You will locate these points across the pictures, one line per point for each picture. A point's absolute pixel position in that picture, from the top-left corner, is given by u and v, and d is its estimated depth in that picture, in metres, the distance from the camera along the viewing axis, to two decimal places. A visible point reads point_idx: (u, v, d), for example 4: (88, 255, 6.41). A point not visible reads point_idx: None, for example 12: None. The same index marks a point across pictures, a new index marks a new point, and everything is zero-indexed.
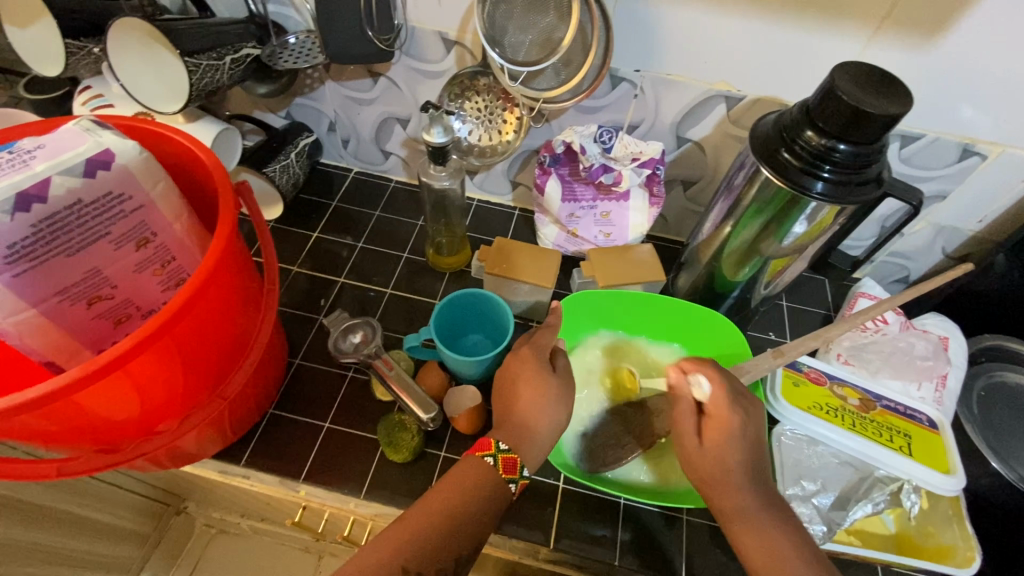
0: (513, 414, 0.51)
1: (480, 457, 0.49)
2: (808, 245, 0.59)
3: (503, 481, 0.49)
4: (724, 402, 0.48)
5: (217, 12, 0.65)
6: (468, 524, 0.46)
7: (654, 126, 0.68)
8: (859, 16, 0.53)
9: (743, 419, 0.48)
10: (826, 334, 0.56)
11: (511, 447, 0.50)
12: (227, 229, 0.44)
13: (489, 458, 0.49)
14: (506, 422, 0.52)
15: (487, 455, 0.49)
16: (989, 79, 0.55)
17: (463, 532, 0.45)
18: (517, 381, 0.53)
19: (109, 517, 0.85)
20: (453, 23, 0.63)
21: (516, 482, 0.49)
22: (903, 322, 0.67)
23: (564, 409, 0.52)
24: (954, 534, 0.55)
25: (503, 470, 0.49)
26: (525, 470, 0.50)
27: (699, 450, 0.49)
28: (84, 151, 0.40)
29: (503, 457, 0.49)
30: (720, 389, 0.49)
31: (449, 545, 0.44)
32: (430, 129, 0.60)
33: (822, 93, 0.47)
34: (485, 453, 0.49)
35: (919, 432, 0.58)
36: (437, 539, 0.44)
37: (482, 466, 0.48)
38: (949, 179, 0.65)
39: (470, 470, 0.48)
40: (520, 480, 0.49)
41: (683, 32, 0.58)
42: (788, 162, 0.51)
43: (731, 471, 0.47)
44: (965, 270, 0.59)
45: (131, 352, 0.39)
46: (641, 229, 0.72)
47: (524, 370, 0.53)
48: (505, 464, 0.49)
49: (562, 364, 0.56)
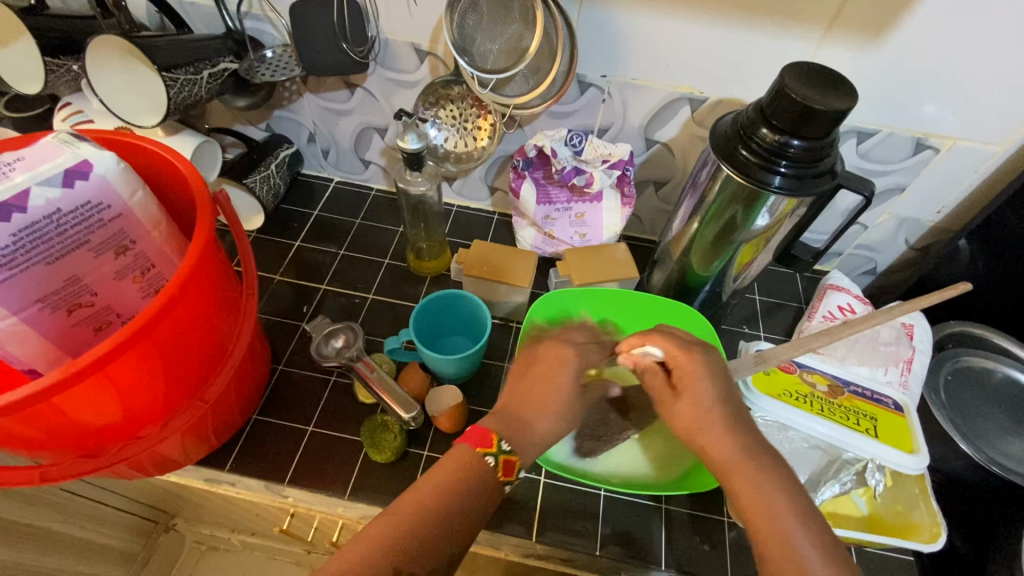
0: (509, 408, 0.50)
1: (480, 454, 0.45)
2: (772, 236, 0.61)
3: (499, 482, 0.46)
4: (680, 353, 0.48)
5: (195, 29, 0.68)
6: (463, 521, 0.44)
7: (623, 129, 0.71)
8: (809, 19, 0.56)
9: (704, 358, 0.48)
10: (803, 343, 0.53)
11: (513, 448, 0.47)
12: (205, 235, 0.46)
13: (490, 457, 0.45)
14: (500, 415, 0.49)
15: (488, 454, 0.46)
16: (934, 76, 0.58)
17: (456, 531, 0.43)
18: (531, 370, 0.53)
19: (97, 535, 0.84)
20: (425, 35, 0.65)
21: (513, 483, 0.47)
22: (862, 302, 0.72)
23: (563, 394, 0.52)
24: (922, 511, 0.57)
25: (502, 471, 0.46)
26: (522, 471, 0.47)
27: (673, 401, 0.48)
28: (62, 162, 0.42)
29: (504, 458, 0.46)
30: (672, 344, 0.49)
31: (442, 542, 0.42)
32: (405, 136, 0.62)
33: (774, 92, 0.49)
34: (486, 452, 0.46)
35: (885, 414, 0.60)
36: (429, 535, 0.42)
37: (481, 465, 0.45)
38: (906, 171, 0.68)
39: (469, 466, 0.45)
40: (516, 482, 0.47)
41: (645, 37, 0.61)
42: (746, 159, 0.53)
43: (704, 422, 0.46)
44: (969, 287, 0.51)
45: (109, 355, 0.40)
46: (614, 229, 0.75)
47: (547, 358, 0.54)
48: (505, 465, 0.46)
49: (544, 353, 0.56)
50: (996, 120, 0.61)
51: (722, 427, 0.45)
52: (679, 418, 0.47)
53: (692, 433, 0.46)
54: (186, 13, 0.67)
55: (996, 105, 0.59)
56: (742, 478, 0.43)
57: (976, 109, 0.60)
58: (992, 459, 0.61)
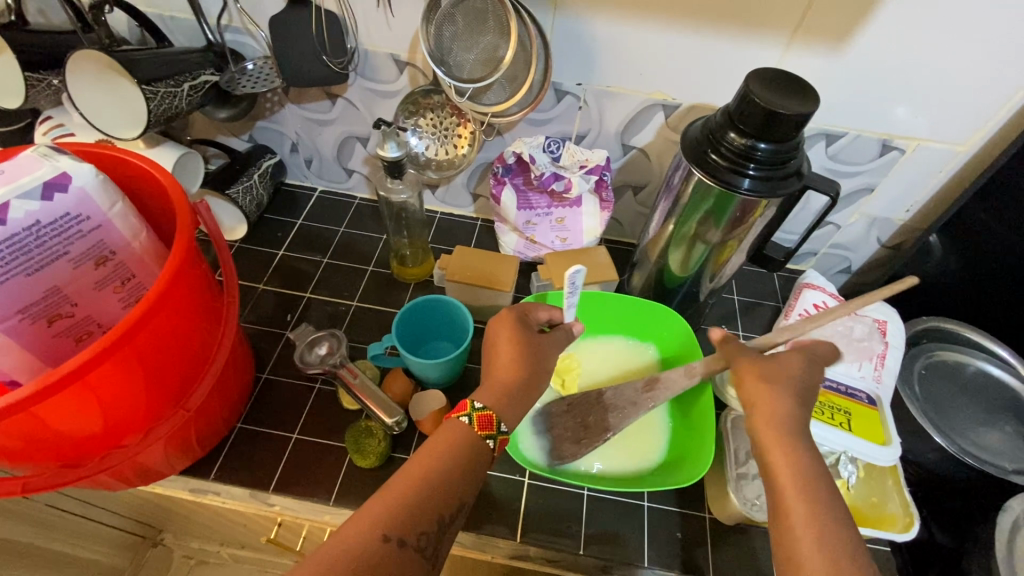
0: (490, 377, 0.53)
1: (455, 417, 0.49)
2: (745, 236, 0.63)
3: (480, 438, 0.48)
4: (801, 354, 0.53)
5: (175, 43, 0.69)
6: (448, 488, 0.44)
7: (600, 135, 0.72)
8: (773, 27, 0.58)
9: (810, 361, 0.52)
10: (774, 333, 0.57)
11: (487, 406, 0.49)
12: (185, 244, 0.46)
13: (464, 417, 0.48)
14: (485, 387, 0.52)
15: (462, 415, 0.48)
16: (896, 80, 0.60)
17: (443, 498, 0.44)
18: (495, 348, 0.55)
19: (82, 552, 0.83)
20: (403, 46, 0.66)
21: (494, 438, 0.48)
22: (832, 296, 0.75)
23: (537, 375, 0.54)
24: (896, 503, 0.59)
25: (478, 427, 0.48)
26: (502, 426, 0.49)
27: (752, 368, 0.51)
28: (40, 175, 0.42)
29: (478, 415, 0.48)
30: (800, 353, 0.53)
31: (431, 509, 0.43)
32: (385, 144, 0.63)
33: (740, 98, 0.51)
34: (460, 413, 0.49)
35: (858, 408, 0.62)
36: (418, 505, 0.43)
37: (458, 427, 0.48)
38: (875, 172, 0.70)
39: (448, 432, 0.47)
40: (499, 437, 0.48)
41: (617, 46, 0.62)
42: (716, 162, 0.55)
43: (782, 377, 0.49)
44: (915, 282, 0.53)
45: (89, 364, 0.40)
46: (594, 232, 0.76)
47: (500, 333, 0.55)
48: (480, 421, 0.48)
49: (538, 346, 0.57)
50: (956, 120, 0.63)
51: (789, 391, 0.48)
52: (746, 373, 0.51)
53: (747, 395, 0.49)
54: (167, 27, 0.68)
55: (954, 106, 0.62)
56: (773, 434, 0.46)
57: (937, 110, 0.62)
58: (965, 449, 0.62)
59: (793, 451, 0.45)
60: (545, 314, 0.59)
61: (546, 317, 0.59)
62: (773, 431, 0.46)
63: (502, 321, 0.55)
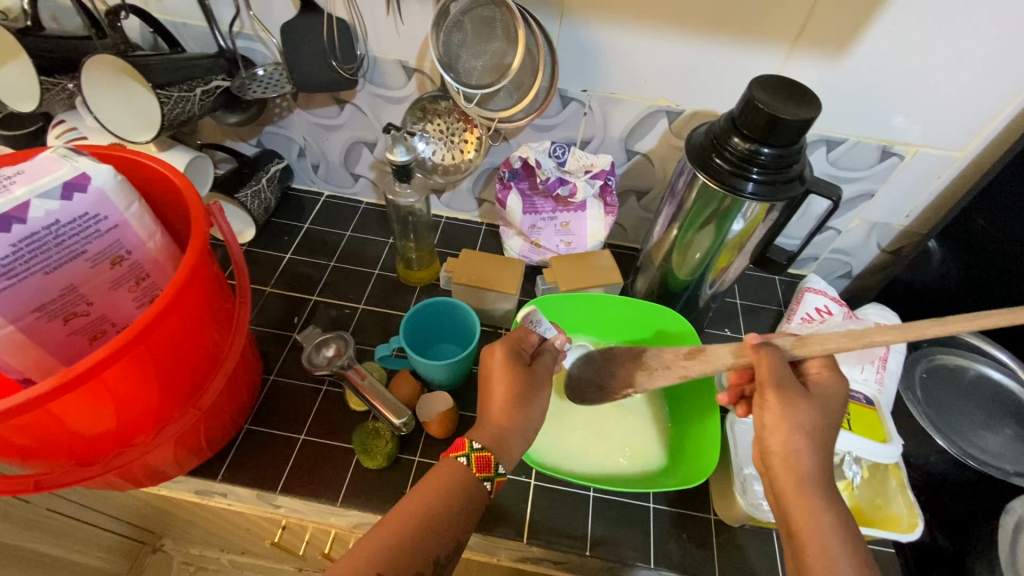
0: (486, 413, 0.52)
1: (454, 458, 0.48)
2: (745, 242, 0.64)
3: (478, 479, 0.48)
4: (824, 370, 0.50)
5: (188, 49, 0.70)
6: (442, 520, 0.45)
7: (604, 141, 0.73)
8: (775, 36, 0.59)
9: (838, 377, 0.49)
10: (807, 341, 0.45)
11: (485, 445, 0.49)
12: (199, 245, 0.47)
13: (463, 458, 0.48)
14: (482, 426, 0.51)
15: (460, 455, 0.48)
16: (895, 88, 0.62)
17: (438, 534, 0.44)
18: (490, 377, 0.54)
19: (80, 557, 0.84)
20: (411, 53, 0.68)
21: (492, 480, 0.48)
22: (846, 312, 0.74)
23: (536, 395, 0.54)
24: (900, 504, 0.59)
25: (476, 468, 0.47)
26: (501, 467, 0.49)
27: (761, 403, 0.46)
28: (61, 175, 0.43)
29: (476, 456, 0.48)
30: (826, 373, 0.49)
31: (425, 548, 0.43)
32: (393, 149, 0.64)
33: (743, 104, 0.52)
34: (458, 453, 0.48)
35: (856, 408, 0.63)
36: (414, 542, 0.43)
37: (456, 468, 0.47)
38: (873, 178, 0.71)
39: (446, 471, 0.47)
40: (497, 478, 0.48)
41: (621, 55, 0.64)
42: (720, 167, 0.56)
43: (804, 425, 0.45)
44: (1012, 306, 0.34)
45: (104, 362, 0.41)
46: (598, 236, 0.77)
47: (494, 364, 0.54)
48: (478, 462, 0.48)
49: (539, 364, 0.56)
50: (953, 128, 0.64)
51: (800, 419, 0.45)
52: (767, 415, 0.46)
53: (773, 422, 0.46)
54: (179, 33, 0.69)
55: (951, 113, 0.63)
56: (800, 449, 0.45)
57: (937, 117, 0.64)
58: (966, 451, 0.63)
59: (795, 449, 0.45)
60: (538, 337, 0.59)
61: (539, 338, 0.59)
62: (793, 446, 0.45)
63: (493, 354, 0.54)
